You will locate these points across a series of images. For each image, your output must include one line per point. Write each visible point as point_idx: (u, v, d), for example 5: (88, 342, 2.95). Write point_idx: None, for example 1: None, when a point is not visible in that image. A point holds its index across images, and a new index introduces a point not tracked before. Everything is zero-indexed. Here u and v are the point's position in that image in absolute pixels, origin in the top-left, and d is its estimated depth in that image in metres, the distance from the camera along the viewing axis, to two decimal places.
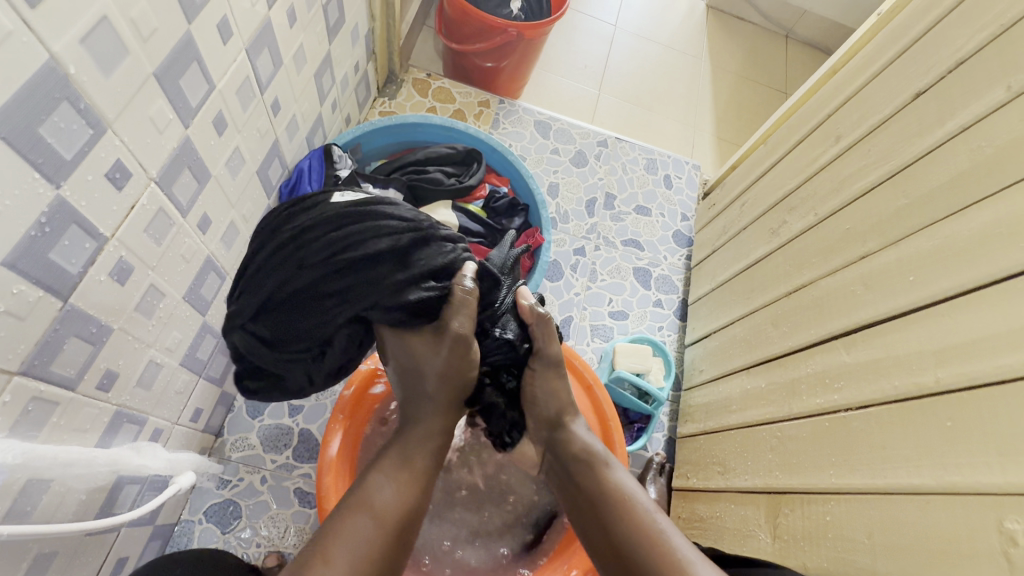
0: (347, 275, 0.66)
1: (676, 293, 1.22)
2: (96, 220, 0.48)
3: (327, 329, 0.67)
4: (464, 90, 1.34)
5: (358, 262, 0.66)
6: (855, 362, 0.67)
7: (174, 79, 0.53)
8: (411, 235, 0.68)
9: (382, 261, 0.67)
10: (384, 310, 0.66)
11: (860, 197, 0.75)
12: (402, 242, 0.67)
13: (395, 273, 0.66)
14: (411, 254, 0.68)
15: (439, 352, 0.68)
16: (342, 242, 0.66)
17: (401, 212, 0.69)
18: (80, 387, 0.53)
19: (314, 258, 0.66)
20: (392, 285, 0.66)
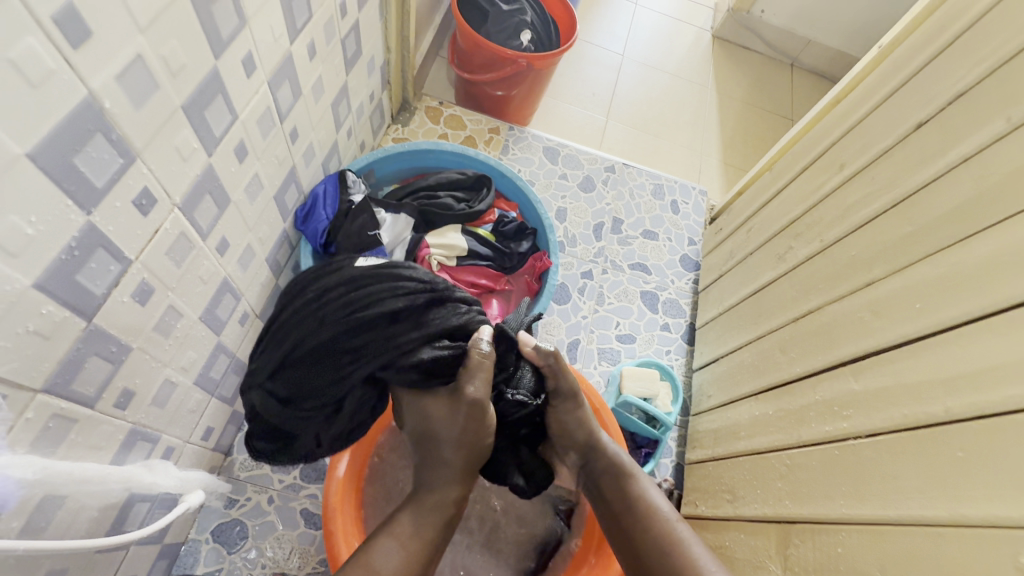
0: (361, 333, 0.68)
1: (684, 317, 1.22)
2: (122, 243, 0.50)
3: (338, 386, 0.68)
4: (475, 118, 1.37)
5: (376, 321, 0.68)
6: (864, 389, 0.66)
7: (199, 111, 0.56)
8: (428, 295, 0.71)
9: (401, 319, 0.69)
10: (401, 370, 0.69)
11: (865, 224, 0.75)
12: (418, 301, 0.69)
13: (410, 332, 0.69)
14: (427, 313, 0.70)
15: (461, 417, 0.70)
16: (360, 301, 0.68)
17: (420, 273, 0.72)
18: (98, 405, 0.55)
19: (332, 318, 0.67)
20: (406, 344, 0.68)
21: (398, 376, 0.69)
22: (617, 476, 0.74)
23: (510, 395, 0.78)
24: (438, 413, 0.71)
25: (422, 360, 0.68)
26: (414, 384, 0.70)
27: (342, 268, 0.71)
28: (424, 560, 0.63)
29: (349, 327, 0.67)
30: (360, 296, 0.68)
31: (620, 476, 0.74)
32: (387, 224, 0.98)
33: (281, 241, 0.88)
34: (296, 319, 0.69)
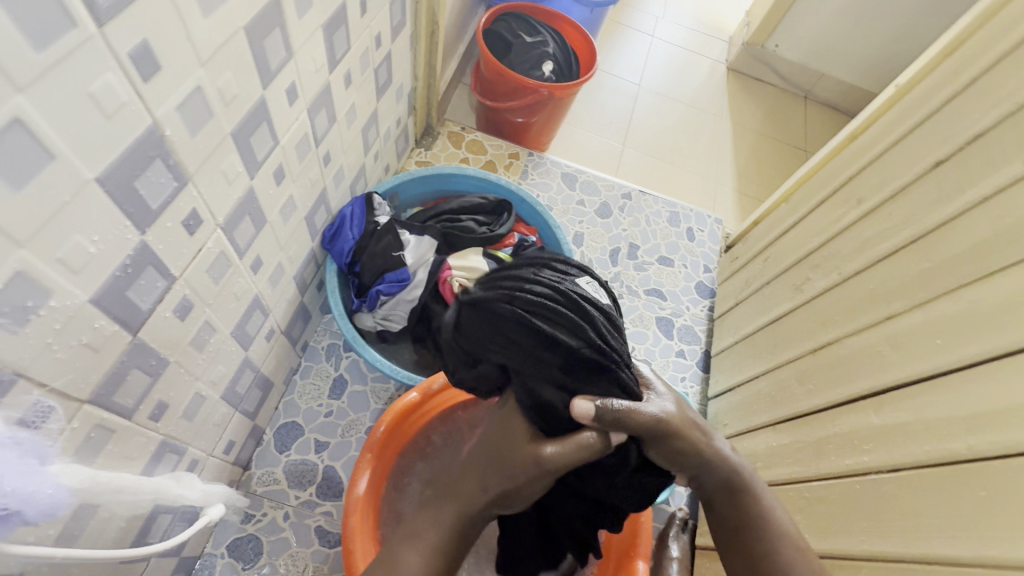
0: (531, 339, 0.62)
1: (699, 343, 1.22)
2: (168, 261, 0.53)
3: (480, 353, 0.66)
4: (496, 143, 1.40)
5: (538, 334, 0.61)
6: (884, 424, 0.66)
7: (246, 137, 0.59)
8: (597, 362, 0.62)
9: (564, 355, 0.61)
10: (522, 387, 0.63)
11: (883, 258, 0.76)
12: (587, 358, 0.61)
13: (558, 373, 0.62)
14: (585, 375, 0.62)
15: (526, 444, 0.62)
16: (551, 318, 0.62)
17: (609, 339, 0.64)
18: (135, 417, 0.56)
19: (522, 308, 0.62)
20: (548, 376, 0.62)
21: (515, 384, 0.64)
22: (742, 491, 0.68)
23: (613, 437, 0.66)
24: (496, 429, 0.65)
25: (540, 397, 0.62)
26: (522, 403, 0.64)
27: (536, 279, 0.65)
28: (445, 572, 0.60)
29: (516, 324, 0.62)
30: (546, 308, 0.62)
31: (743, 491, 0.68)
32: (411, 247, 0.99)
33: (309, 259, 0.91)
34: (498, 283, 0.68)
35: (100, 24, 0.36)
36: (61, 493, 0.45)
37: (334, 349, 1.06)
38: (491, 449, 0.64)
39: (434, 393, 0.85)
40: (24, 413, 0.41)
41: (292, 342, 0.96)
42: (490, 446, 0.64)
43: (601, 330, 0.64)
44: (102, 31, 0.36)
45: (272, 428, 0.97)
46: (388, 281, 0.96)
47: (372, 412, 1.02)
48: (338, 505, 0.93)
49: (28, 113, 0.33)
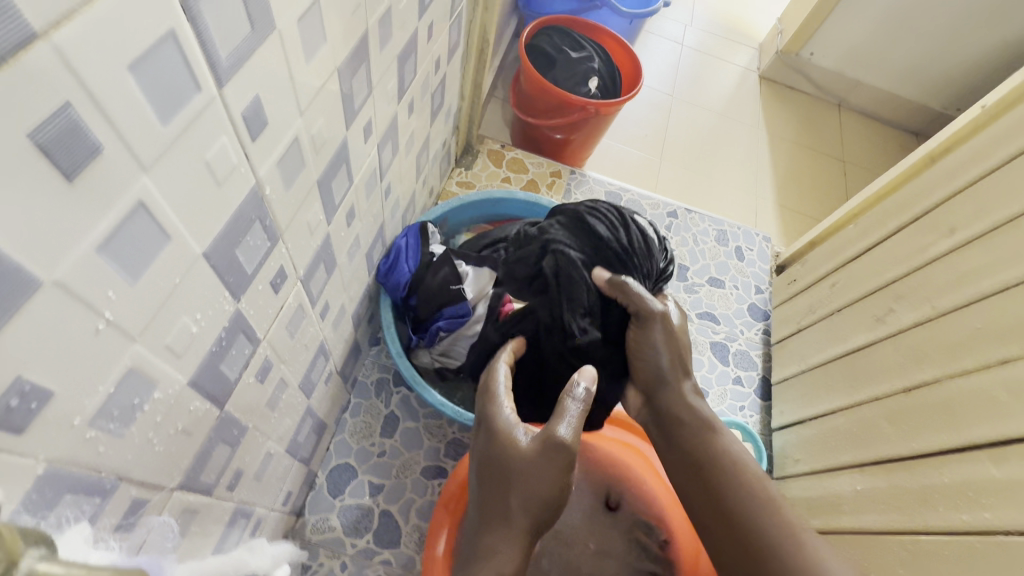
0: (574, 229, 0.83)
1: (756, 369, 1.18)
2: (256, 325, 0.48)
3: (535, 236, 0.86)
4: (537, 161, 1.35)
5: (586, 228, 0.83)
6: (1009, 479, 0.62)
7: (329, 183, 0.55)
8: (621, 249, 0.81)
9: (594, 236, 0.82)
10: (551, 254, 0.80)
11: (990, 296, 0.71)
12: (615, 244, 0.81)
13: (587, 253, 0.81)
14: (610, 257, 0.81)
15: (534, 459, 0.59)
16: (592, 215, 0.84)
17: (645, 243, 0.84)
18: (215, 491, 0.51)
19: (572, 208, 0.86)
20: (582, 253, 0.80)
21: (550, 259, 0.80)
22: (699, 433, 0.71)
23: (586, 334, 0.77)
24: (491, 447, 0.62)
25: (568, 262, 0.79)
26: (545, 271, 0.80)
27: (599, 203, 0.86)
28: None
29: (576, 219, 0.84)
30: (596, 210, 0.84)
31: (702, 434, 0.71)
32: (470, 279, 0.92)
33: (363, 296, 0.86)
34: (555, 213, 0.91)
35: (221, 86, 0.31)
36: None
37: (383, 385, 1.01)
38: (497, 478, 0.59)
39: None
40: (118, 522, 0.36)
41: (345, 379, 0.92)
42: (492, 477, 0.60)
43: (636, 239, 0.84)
44: (222, 93, 0.32)
45: (324, 470, 0.92)
46: (448, 316, 0.91)
47: (427, 450, 0.97)
48: (397, 552, 0.88)
49: (150, 194, 0.29)
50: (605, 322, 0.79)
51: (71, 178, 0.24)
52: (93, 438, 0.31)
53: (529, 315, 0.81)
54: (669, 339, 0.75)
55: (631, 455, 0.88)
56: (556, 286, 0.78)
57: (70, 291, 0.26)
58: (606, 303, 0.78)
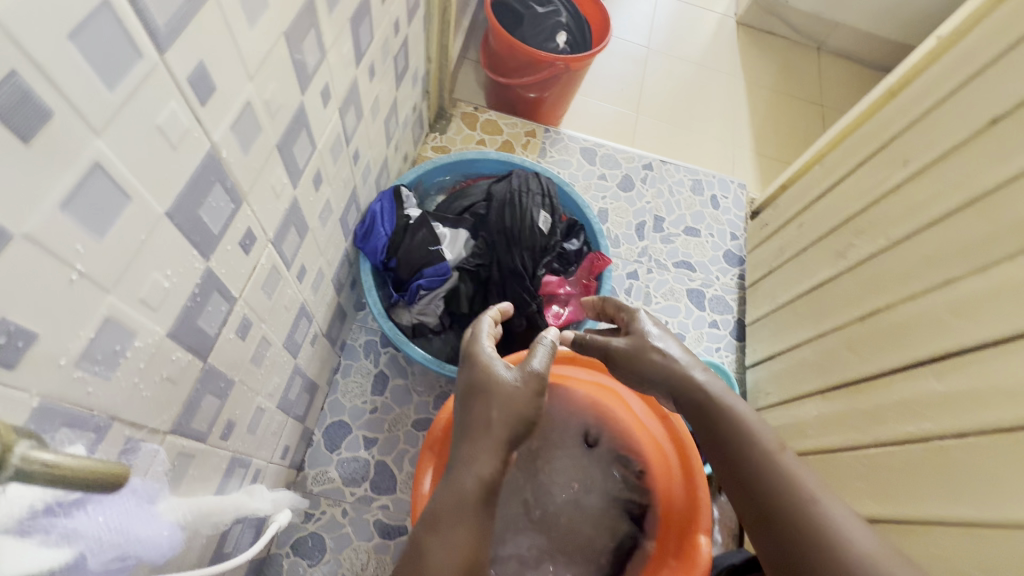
0: (504, 184, 0.97)
1: (731, 313, 1.23)
2: (230, 284, 0.52)
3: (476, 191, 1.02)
4: (511, 121, 1.36)
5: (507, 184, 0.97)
6: (946, 390, 0.66)
7: (289, 147, 0.57)
8: (535, 202, 0.95)
9: (516, 191, 0.95)
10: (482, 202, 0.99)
11: (936, 222, 0.74)
12: (530, 199, 0.94)
13: (504, 202, 0.95)
14: (525, 208, 0.93)
15: (516, 382, 0.65)
16: (522, 174, 0.98)
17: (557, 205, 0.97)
18: (209, 438, 0.56)
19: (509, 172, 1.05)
20: (501, 202, 0.95)
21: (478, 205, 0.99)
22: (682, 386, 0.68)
23: (500, 268, 0.92)
24: (473, 374, 0.67)
25: (492, 208, 0.95)
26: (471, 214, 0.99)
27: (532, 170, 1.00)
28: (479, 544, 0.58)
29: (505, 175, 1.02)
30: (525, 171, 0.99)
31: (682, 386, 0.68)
32: (448, 241, 0.95)
33: (343, 261, 0.89)
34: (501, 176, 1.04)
35: (162, 51, 0.34)
36: (179, 533, 0.41)
37: (372, 346, 1.06)
38: (478, 399, 0.64)
39: None
40: (117, 453, 0.41)
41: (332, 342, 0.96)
42: (474, 398, 0.64)
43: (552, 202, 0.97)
44: (164, 58, 0.34)
45: (321, 428, 0.98)
46: (428, 276, 0.93)
47: (417, 404, 1.03)
48: (394, 498, 0.95)
49: (105, 155, 0.32)
50: (513, 258, 0.92)
51: (27, 140, 0.27)
52: (80, 377, 0.35)
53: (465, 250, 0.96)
54: (646, 360, 0.70)
55: (604, 395, 0.92)
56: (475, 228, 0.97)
57: (40, 243, 0.29)
58: (516, 245, 0.92)
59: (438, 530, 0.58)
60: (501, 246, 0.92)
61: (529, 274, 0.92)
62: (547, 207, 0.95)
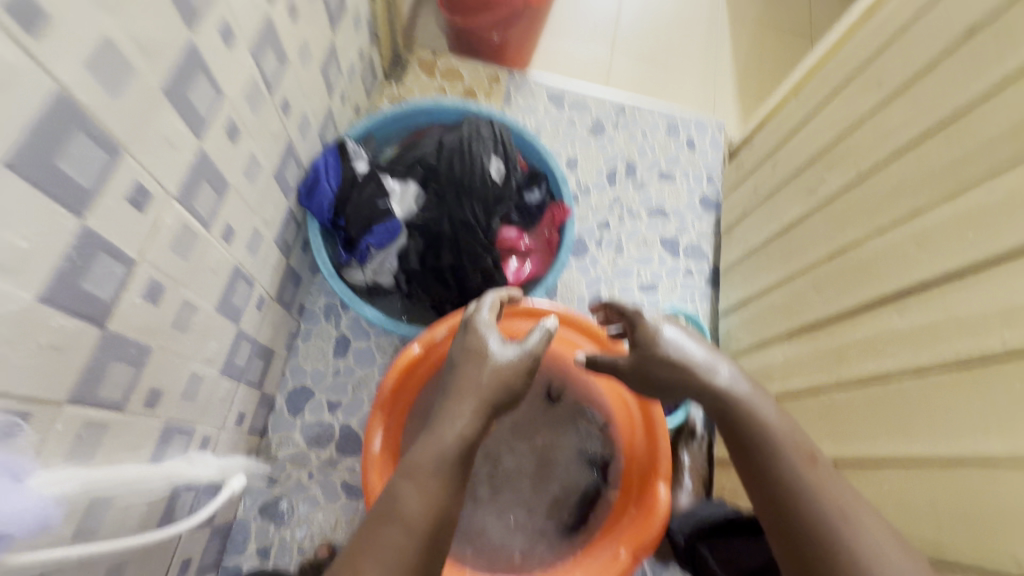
0: (456, 132, 0.91)
1: (706, 260, 1.19)
2: (123, 244, 0.48)
3: (427, 141, 0.96)
4: (472, 67, 1.28)
5: (459, 132, 0.91)
6: (908, 327, 0.62)
7: (183, 92, 0.52)
8: (489, 150, 0.89)
9: (469, 139, 0.89)
10: (434, 151, 0.93)
11: (907, 149, 0.69)
12: (484, 147, 0.89)
13: (456, 150, 0.89)
14: (479, 155, 0.88)
15: (512, 355, 0.63)
16: (475, 120, 0.91)
17: (512, 152, 0.91)
18: (127, 408, 0.54)
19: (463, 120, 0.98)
20: (453, 151, 0.89)
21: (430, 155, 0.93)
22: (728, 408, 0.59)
23: (454, 221, 0.87)
24: (470, 344, 0.65)
25: (445, 157, 0.89)
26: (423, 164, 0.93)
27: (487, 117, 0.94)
28: (448, 501, 0.55)
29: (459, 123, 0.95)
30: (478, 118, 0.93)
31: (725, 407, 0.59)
32: (397, 196, 0.89)
33: (287, 220, 0.85)
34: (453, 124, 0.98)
35: None
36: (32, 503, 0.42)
37: (332, 309, 1.03)
38: (471, 364, 0.63)
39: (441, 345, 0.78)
40: None
41: (286, 306, 0.93)
42: (468, 359, 0.63)
43: (508, 149, 0.91)
44: None
45: (283, 393, 0.96)
46: (377, 232, 0.87)
47: (380, 366, 1.01)
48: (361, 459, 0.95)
49: None
50: (467, 210, 0.87)
51: None
52: None
53: (416, 204, 0.90)
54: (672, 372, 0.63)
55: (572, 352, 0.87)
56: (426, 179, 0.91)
57: None
58: (468, 195, 0.87)
59: (417, 482, 0.55)
60: (455, 198, 0.87)
61: (482, 226, 0.87)
62: (501, 154, 0.90)
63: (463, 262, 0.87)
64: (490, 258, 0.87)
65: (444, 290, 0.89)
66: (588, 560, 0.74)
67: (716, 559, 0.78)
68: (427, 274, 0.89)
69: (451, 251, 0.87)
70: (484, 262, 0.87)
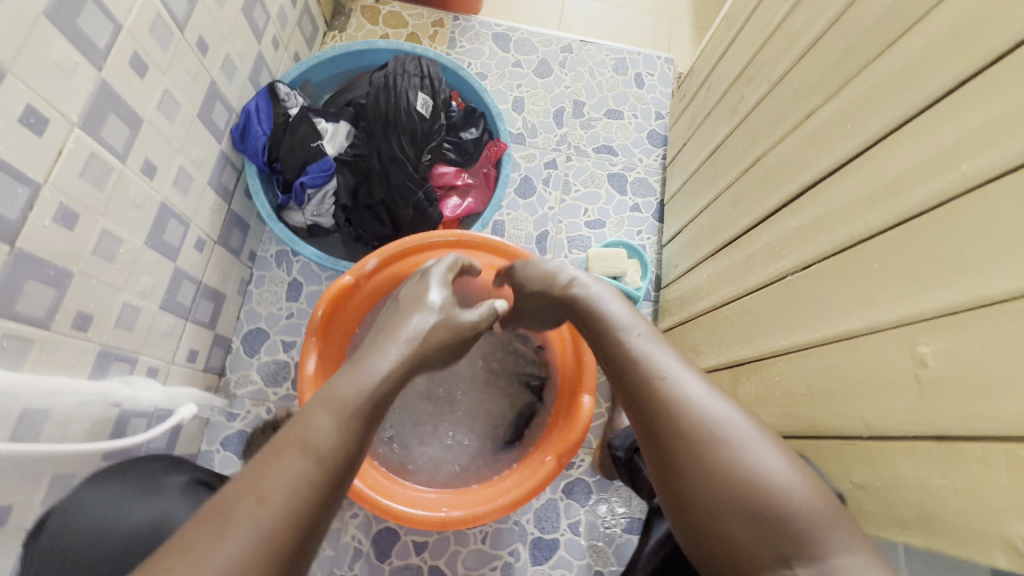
0: (384, 70, 0.92)
1: (654, 195, 1.20)
2: (23, 166, 0.51)
3: (360, 82, 0.97)
4: (416, 11, 1.27)
5: (386, 70, 0.92)
6: (800, 226, 0.65)
7: (69, 19, 0.54)
8: (415, 85, 0.90)
9: (395, 76, 0.90)
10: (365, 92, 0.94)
11: (807, 53, 0.69)
12: (410, 83, 0.89)
13: (383, 88, 0.90)
14: (404, 92, 0.89)
15: (468, 321, 0.65)
16: (402, 57, 0.92)
17: (440, 88, 0.92)
18: (54, 326, 0.58)
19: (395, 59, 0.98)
20: (380, 89, 0.90)
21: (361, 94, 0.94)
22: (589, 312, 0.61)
23: (384, 159, 0.90)
24: (411, 298, 0.66)
25: (372, 96, 0.91)
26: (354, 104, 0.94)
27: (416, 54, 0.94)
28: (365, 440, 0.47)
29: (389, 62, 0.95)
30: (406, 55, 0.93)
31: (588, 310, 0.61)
32: (329, 135, 0.92)
33: (221, 163, 0.87)
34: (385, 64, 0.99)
35: None
36: None
37: (283, 256, 1.06)
38: (407, 313, 0.63)
39: (370, 276, 0.82)
40: None
41: (234, 251, 0.97)
42: (408, 310, 0.64)
43: (435, 85, 0.92)
44: None
45: (239, 336, 1.01)
46: (313, 173, 0.90)
47: None
48: None
49: None
50: (395, 147, 0.89)
51: None
52: None
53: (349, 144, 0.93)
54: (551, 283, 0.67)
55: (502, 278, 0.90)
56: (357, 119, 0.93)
57: None
58: (396, 133, 0.89)
59: (340, 415, 0.46)
60: (384, 135, 0.89)
61: (412, 162, 0.90)
62: (428, 90, 0.90)
63: (395, 198, 0.90)
64: (421, 194, 0.90)
65: (380, 226, 0.93)
66: (522, 471, 0.79)
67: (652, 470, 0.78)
68: (362, 211, 0.92)
69: (384, 188, 0.90)
70: (415, 198, 0.90)
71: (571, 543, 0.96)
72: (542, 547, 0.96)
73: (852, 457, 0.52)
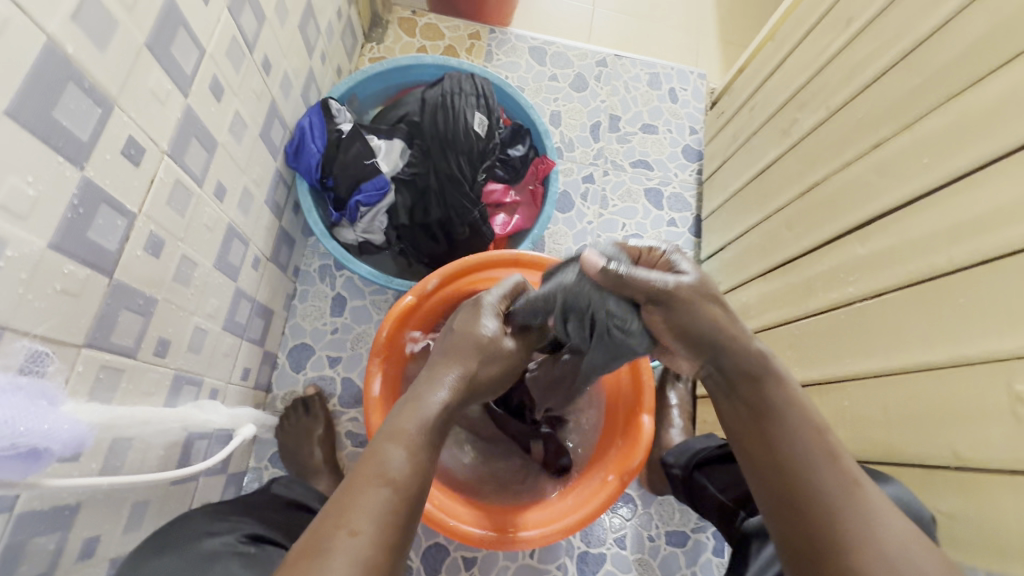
0: (437, 88, 0.92)
1: (690, 210, 1.22)
2: (122, 197, 0.51)
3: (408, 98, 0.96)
4: (452, 24, 1.26)
5: (439, 89, 0.92)
6: (869, 254, 0.66)
7: (165, 47, 0.53)
8: (470, 104, 0.90)
9: (450, 95, 0.91)
10: (416, 108, 0.94)
11: (873, 83, 0.71)
12: (466, 102, 0.90)
13: (439, 106, 0.90)
14: (460, 111, 0.89)
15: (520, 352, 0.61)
16: (455, 76, 0.92)
17: (492, 106, 0.92)
18: (140, 354, 0.58)
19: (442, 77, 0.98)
20: (435, 108, 0.91)
21: (412, 111, 0.94)
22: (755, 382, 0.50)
23: (441, 178, 0.90)
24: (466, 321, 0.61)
25: (427, 115, 0.91)
26: (404, 121, 0.94)
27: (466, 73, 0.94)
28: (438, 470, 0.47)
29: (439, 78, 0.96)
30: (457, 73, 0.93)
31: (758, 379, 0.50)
32: (383, 152, 0.92)
33: (276, 180, 0.87)
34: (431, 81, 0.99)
35: None
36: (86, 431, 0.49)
37: (326, 270, 1.06)
38: (466, 337, 0.58)
39: (431, 295, 0.82)
40: (23, 363, 0.43)
41: (282, 268, 0.96)
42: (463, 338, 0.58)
43: (488, 104, 0.92)
44: None
45: (284, 351, 1.00)
46: (367, 190, 0.90)
47: (375, 323, 1.05)
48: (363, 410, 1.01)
49: None
50: (451, 166, 0.89)
51: None
52: None
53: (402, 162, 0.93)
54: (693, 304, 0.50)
55: None
56: (410, 136, 0.93)
57: None
58: (452, 151, 0.89)
59: (411, 446, 0.46)
60: (439, 155, 0.90)
61: (468, 180, 0.90)
62: (483, 108, 0.91)
63: (451, 217, 0.91)
64: (478, 213, 0.91)
65: (435, 244, 0.93)
66: (579, 488, 0.79)
67: (715, 482, 0.76)
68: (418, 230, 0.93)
69: (440, 206, 0.91)
70: (471, 216, 0.91)
71: (617, 556, 0.98)
72: (589, 562, 0.97)
73: (941, 487, 0.54)
